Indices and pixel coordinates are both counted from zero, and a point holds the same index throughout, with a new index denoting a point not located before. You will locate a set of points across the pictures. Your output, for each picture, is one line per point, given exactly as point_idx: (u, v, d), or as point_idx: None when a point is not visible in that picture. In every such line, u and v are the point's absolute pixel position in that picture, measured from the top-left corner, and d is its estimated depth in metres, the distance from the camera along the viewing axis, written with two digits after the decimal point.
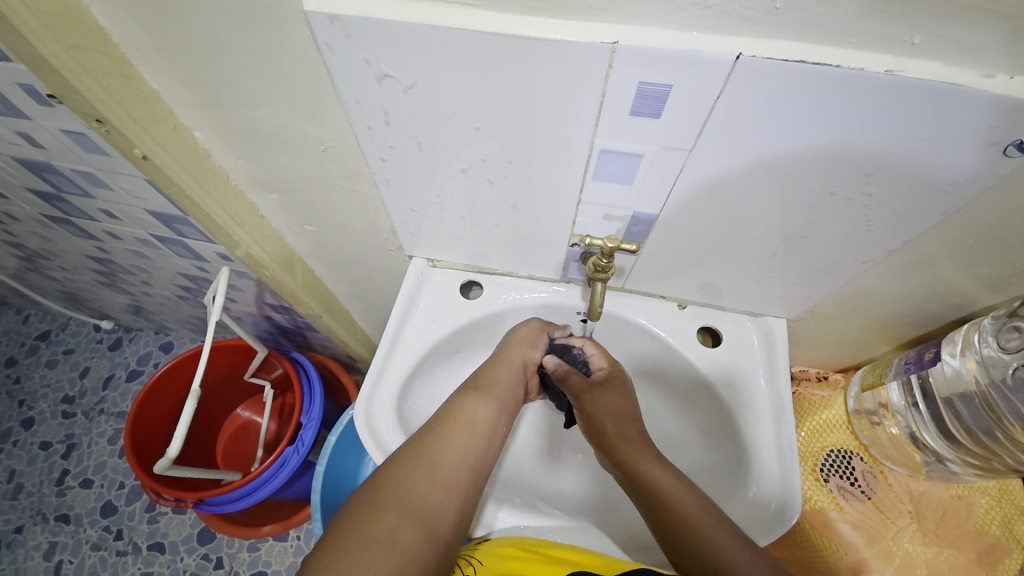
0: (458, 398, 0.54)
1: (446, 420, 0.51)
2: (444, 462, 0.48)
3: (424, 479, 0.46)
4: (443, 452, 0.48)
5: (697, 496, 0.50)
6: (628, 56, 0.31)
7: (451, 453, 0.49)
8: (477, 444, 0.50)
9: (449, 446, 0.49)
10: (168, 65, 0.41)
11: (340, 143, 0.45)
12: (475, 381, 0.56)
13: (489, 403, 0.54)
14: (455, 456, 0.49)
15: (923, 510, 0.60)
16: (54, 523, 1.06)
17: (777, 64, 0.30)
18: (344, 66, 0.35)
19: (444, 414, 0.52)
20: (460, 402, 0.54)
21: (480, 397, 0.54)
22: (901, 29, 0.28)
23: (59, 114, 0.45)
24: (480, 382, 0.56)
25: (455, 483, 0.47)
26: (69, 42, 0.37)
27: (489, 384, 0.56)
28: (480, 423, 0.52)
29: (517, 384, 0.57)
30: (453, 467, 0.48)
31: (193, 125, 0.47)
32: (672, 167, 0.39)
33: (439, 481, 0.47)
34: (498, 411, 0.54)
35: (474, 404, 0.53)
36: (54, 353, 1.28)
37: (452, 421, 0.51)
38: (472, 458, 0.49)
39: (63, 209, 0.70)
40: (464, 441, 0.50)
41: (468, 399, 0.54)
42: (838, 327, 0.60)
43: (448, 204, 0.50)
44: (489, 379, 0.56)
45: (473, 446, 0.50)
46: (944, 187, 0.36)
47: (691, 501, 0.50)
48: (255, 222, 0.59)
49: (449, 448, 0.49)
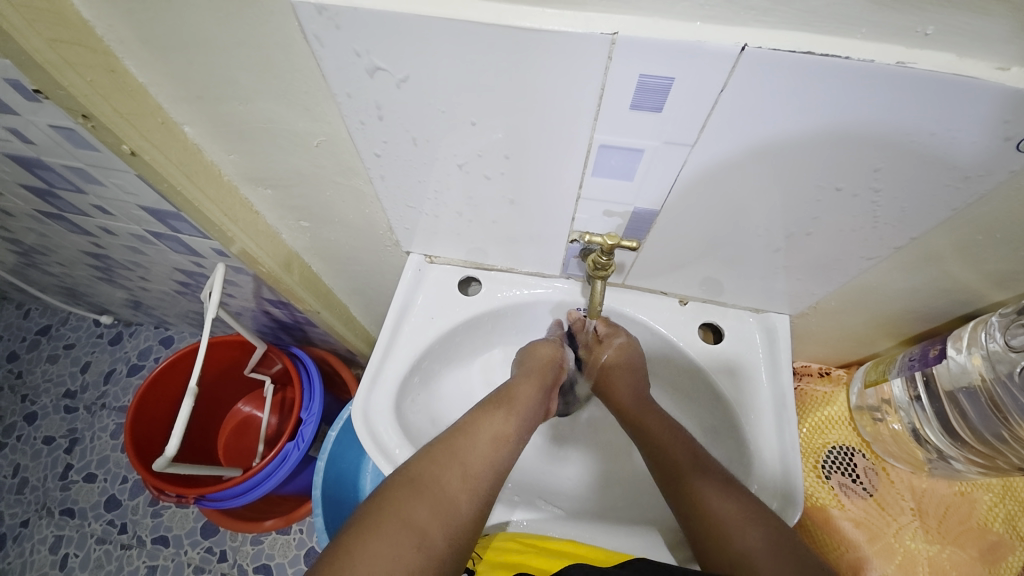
0: (488, 405, 0.54)
1: (476, 423, 0.52)
2: (472, 466, 0.48)
3: (452, 480, 0.46)
4: (471, 454, 0.49)
5: (709, 468, 0.50)
6: (627, 48, 0.30)
7: (480, 458, 0.49)
8: (505, 452, 0.51)
9: (479, 450, 0.49)
10: (156, 59, 0.39)
11: (333, 138, 0.44)
12: (505, 391, 0.56)
13: (517, 413, 0.54)
14: (483, 461, 0.49)
15: (925, 507, 0.60)
16: (58, 517, 1.06)
17: (783, 56, 0.29)
18: (335, 59, 0.34)
19: (475, 418, 0.52)
20: (490, 408, 0.54)
21: (510, 405, 0.54)
22: (913, 18, 0.27)
23: (47, 110, 0.44)
24: (509, 391, 0.57)
25: (480, 488, 0.47)
26: (52, 36, 0.36)
27: (518, 394, 0.56)
28: (509, 432, 0.52)
29: (543, 395, 0.58)
30: (480, 472, 0.48)
31: (182, 120, 0.46)
32: (674, 163, 0.38)
33: (466, 484, 0.47)
34: (525, 422, 0.55)
35: (503, 412, 0.54)
36: (55, 348, 1.28)
37: (482, 427, 0.51)
38: (498, 465, 0.49)
39: (56, 204, 0.69)
40: (493, 448, 0.50)
41: (498, 406, 0.54)
42: (842, 323, 0.59)
43: (446, 200, 0.49)
44: (517, 389, 0.57)
45: (501, 454, 0.50)
46: (955, 183, 0.35)
47: (705, 478, 0.50)
48: (250, 218, 0.58)
49: (478, 452, 0.49)
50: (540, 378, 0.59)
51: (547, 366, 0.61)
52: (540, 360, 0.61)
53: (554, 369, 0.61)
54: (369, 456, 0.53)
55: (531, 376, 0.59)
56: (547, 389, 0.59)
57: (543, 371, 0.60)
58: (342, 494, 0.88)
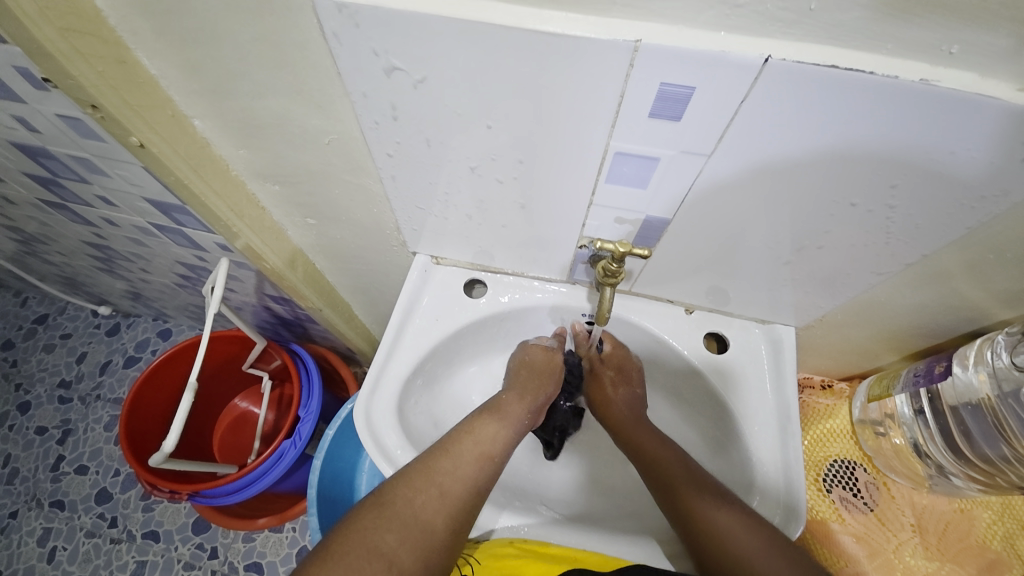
0: (472, 423, 0.54)
1: (457, 442, 0.51)
2: (451, 487, 0.48)
3: (428, 502, 0.46)
4: (450, 478, 0.48)
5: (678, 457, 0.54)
6: (651, 55, 0.30)
7: (459, 479, 0.49)
8: (486, 471, 0.51)
9: (458, 471, 0.49)
10: (168, 51, 0.39)
11: (345, 136, 0.43)
12: (490, 408, 0.57)
13: (500, 432, 0.54)
14: (462, 482, 0.49)
15: (925, 523, 0.59)
16: (48, 509, 1.05)
17: (807, 68, 0.29)
18: (352, 58, 0.34)
19: (456, 438, 0.52)
20: (473, 427, 0.54)
21: (492, 425, 0.54)
22: (940, 37, 0.27)
23: (54, 99, 0.43)
24: (494, 408, 0.57)
25: (458, 510, 0.47)
26: (62, 24, 0.36)
27: (503, 412, 0.56)
28: (491, 452, 0.52)
29: (530, 413, 0.58)
30: (458, 493, 0.48)
31: (192, 113, 0.46)
32: (689, 172, 0.38)
33: (442, 505, 0.47)
34: (508, 440, 0.55)
35: (485, 431, 0.53)
36: (52, 337, 1.27)
37: (463, 447, 0.51)
38: (478, 485, 0.49)
39: (59, 193, 0.69)
40: (474, 468, 0.50)
41: (480, 425, 0.54)
42: (848, 336, 0.59)
43: (455, 202, 0.49)
44: (502, 407, 0.57)
45: (481, 474, 0.50)
46: (970, 202, 0.35)
47: (678, 464, 0.53)
48: (256, 214, 0.58)
49: (457, 473, 0.49)
50: (530, 397, 0.59)
51: (536, 384, 0.61)
52: (534, 374, 0.61)
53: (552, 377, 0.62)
54: (370, 457, 0.53)
55: (520, 391, 0.59)
56: (535, 405, 0.59)
57: (530, 386, 0.60)
58: (339, 493, 0.87)
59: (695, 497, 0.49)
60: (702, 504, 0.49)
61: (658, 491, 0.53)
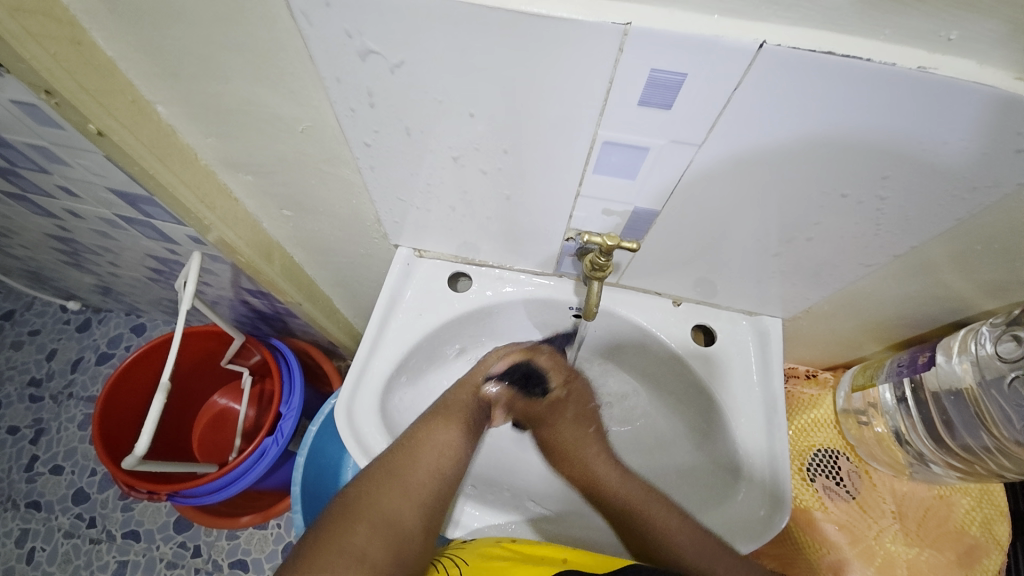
0: (429, 417, 0.54)
1: (418, 435, 0.51)
2: (415, 481, 0.47)
3: (394, 497, 0.45)
4: (414, 471, 0.48)
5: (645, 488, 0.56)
6: (643, 39, 0.28)
7: (422, 471, 0.48)
8: (447, 460, 0.50)
9: (420, 463, 0.48)
10: (125, 30, 0.36)
11: (319, 123, 0.41)
12: (438, 404, 0.56)
13: (456, 422, 0.54)
14: (426, 473, 0.48)
15: (906, 509, 0.61)
16: (24, 510, 1.02)
17: (800, 54, 0.28)
18: (324, 40, 0.32)
19: (414, 433, 0.51)
20: (427, 420, 0.53)
21: (444, 416, 0.54)
22: (938, 23, 0.26)
23: (5, 83, 0.40)
24: (443, 403, 0.56)
25: (425, 501, 0.47)
26: (13, 4, 0.32)
27: (452, 404, 0.56)
28: (448, 441, 0.52)
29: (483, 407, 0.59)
30: (423, 484, 0.47)
31: (155, 99, 0.43)
32: (679, 162, 0.37)
33: (409, 498, 0.46)
34: (467, 430, 0.54)
35: (440, 422, 0.53)
36: (19, 333, 1.22)
37: (420, 440, 0.50)
38: (441, 474, 0.49)
39: (18, 184, 0.65)
40: (435, 459, 0.49)
41: (434, 417, 0.53)
42: (832, 327, 0.59)
43: (437, 194, 0.47)
44: (450, 400, 0.56)
45: (443, 464, 0.50)
46: (961, 194, 0.35)
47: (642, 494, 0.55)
48: (228, 206, 0.55)
49: (419, 466, 0.48)
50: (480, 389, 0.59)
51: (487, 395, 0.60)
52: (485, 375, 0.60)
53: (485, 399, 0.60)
54: (352, 457, 0.51)
55: (465, 387, 0.58)
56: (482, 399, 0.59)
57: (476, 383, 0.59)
58: (321, 490, 0.85)
59: (611, 479, 0.57)
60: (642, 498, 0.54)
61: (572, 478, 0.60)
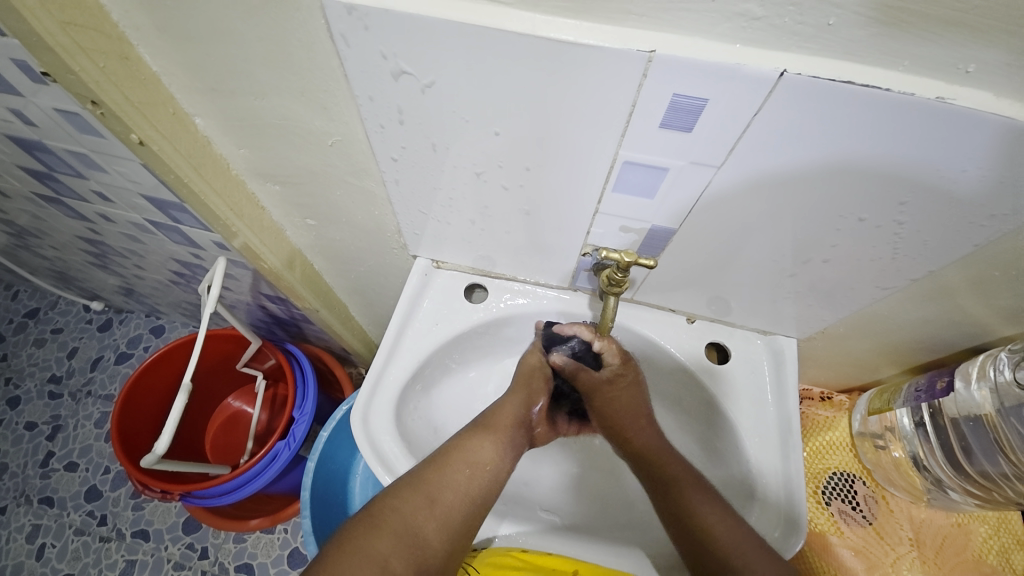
0: (467, 433, 0.53)
1: (452, 453, 0.51)
2: (444, 499, 0.47)
3: (419, 512, 0.46)
4: (443, 490, 0.47)
5: (691, 473, 0.53)
6: (666, 67, 0.30)
7: (452, 491, 0.48)
8: (478, 484, 0.50)
9: (451, 482, 0.48)
10: (170, 47, 0.38)
11: (348, 138, 0.43)
12: (483, 419, 0.56)
13: (496, 444, 0.53)
14: (455, 494, 0.48)
15: (923, 537, 0.59)
16: (37, 506, 1.04)
17: (822, 83, 0.28)
18: (360, 60, 0.33)
19: (448, 450, 0.51)
20: (467, 437, 0.53)
21: (487, 434, 0.53)
22: (957, 56, 0.27)
23: (53, 93, 0.43)
24: (488, 419, 0.56)
25: (451, 523, 0.47)
26: (65, 19, 0.34)
27: (496, 420, 0.55)
28: (484, 463, 0.51)
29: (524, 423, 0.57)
30: (451, 505, 0.47)
31: (193, 111, 0.45)
32: (698, 183, 0.38)
33: (434, 517, 0.46)
34: (505, 451, 0.53)
35: (479, 442, 0.52)
36: (42, 331, 1.25)
37: (455, 457, 0.50)
38: (471, 498, 0.49)
39: (54, 187, 0.67)
40: (466, 481, 0.49)
41: (475, 435, 0.53)
42: (849, 349, 0.59)
43: (459, 207, 0.49)
44: (496, 416, 0.56)
45: (474, 486, 0.49)
46: (979, 221, 0.35)
47: (686, 476, 0.53)
48: (256, 214, 0.57)
49: (450, 485, 0.48)
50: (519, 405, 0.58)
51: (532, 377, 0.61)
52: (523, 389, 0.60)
53: (534, 394, 0.60)
54: (367, 463, 0.52)
55: (513, 403, 0.58)
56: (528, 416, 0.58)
57: (524, 397, 0.59)
58: (332, 495, 0.85)
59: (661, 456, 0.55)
60: (684, 477, 0.53)
61: (659, 494, 0.53)
